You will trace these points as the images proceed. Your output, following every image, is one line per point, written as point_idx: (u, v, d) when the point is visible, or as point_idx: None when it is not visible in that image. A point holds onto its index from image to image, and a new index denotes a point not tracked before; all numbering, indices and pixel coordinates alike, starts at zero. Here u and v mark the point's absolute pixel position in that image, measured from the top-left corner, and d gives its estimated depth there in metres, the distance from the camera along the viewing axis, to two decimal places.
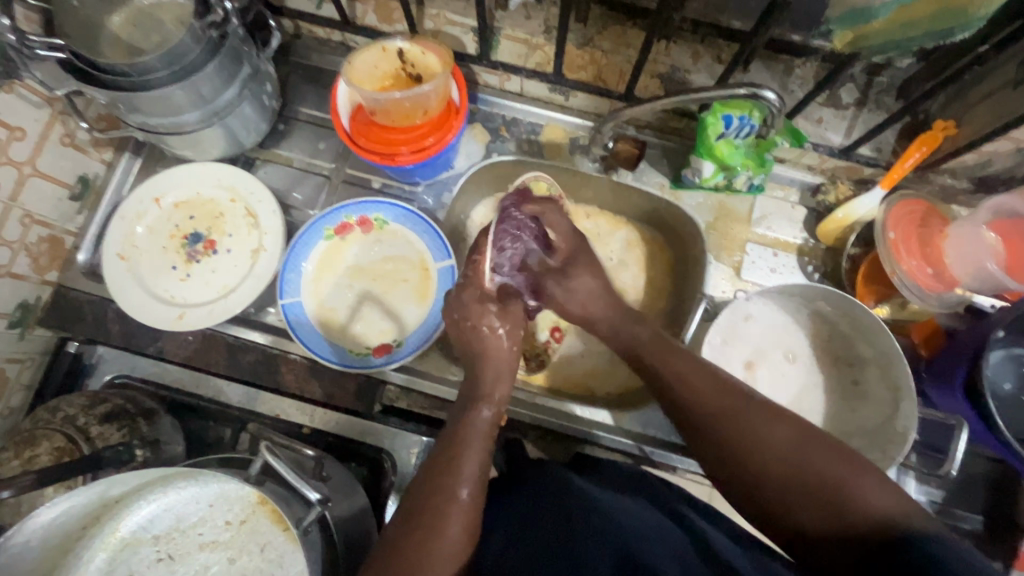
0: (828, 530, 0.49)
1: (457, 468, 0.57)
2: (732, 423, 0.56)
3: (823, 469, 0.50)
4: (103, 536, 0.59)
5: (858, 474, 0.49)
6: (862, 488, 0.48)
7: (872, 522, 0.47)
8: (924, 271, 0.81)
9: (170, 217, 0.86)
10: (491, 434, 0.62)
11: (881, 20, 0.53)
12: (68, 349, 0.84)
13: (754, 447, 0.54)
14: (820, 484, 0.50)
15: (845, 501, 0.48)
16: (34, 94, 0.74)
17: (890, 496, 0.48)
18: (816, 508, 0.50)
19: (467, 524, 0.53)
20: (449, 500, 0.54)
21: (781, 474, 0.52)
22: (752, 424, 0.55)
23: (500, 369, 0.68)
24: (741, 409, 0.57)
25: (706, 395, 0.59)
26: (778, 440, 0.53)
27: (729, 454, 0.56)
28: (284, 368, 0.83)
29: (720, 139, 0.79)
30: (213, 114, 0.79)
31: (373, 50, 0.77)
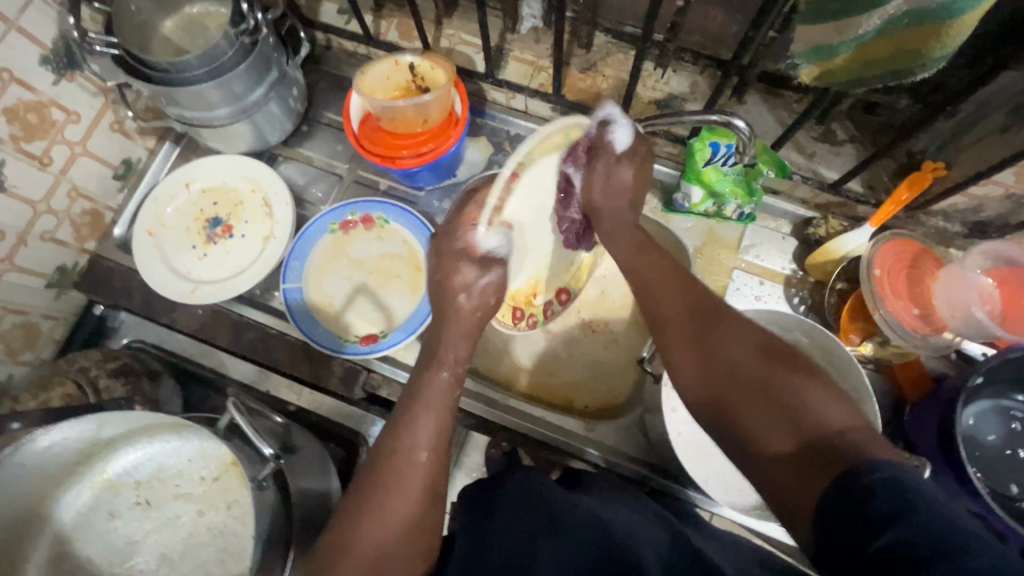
0: (781, 444, 0.48)
1: (414, 430, 0.58)
2: (709, 331, 0.59)
3: (787, 383, 0.51)
4: (91, 474, 0.65)
5: (821, 390, 0.50)
6: (821, 404, 0.49)
7: (823, 432, 0.47)
8: (909, 312, 0.79)
9: (196, 201, 0.95)
10: (450, 393, 0.63)
11: (842, 57, 0.54)
12: (95, 311, 0.94)
13: (720, 356, 0.56)
14: (783, 397, 0.50)
15: (802, 410, 0.49)
16: (91, 84, 0.84)
17: (845, 415, 0.48)
18: (767, 418, 0.50)
19: (428, 478, 0.57)
20: (407, 461, 0.57)
21: (746, 379, 0.53)
22: (725, 335, 0.58)
23: (459, 333, 0.68)
24: (720, 321, 0.59)
25: (687, 306, 0.62)
26: (747, 353, 0.55)
27: (697, 367, 0.57)
28: (279, 347, 0.89)
29: (707, 166, 0.82)
30: (241, 111, 0.88)
31: (386, 62, 0.84)
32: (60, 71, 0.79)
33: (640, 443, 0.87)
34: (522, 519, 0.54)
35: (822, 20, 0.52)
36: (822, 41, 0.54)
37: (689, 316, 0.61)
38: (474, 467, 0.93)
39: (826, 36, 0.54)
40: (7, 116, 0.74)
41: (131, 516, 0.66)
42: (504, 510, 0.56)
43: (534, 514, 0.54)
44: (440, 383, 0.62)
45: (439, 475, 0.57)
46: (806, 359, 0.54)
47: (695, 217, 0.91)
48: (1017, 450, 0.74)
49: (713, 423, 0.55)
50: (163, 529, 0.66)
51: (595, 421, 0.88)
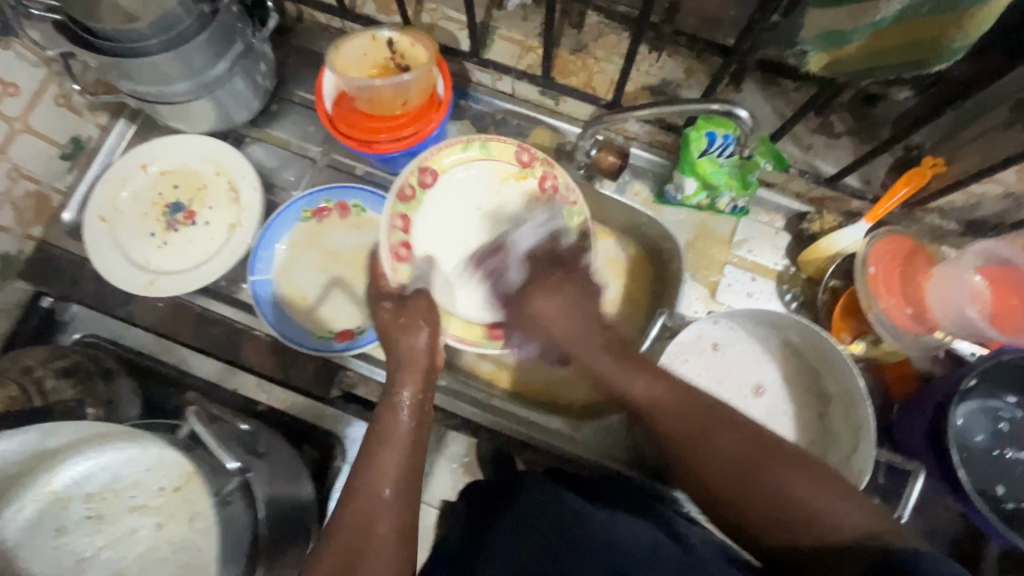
0: (805, 548, 0.52)
1: (376, 468, 0.57)
2: (703, 444, 0.58)
3: (792, 488, 0.53)
4: (34, 489, 0.59)
5: (824, 490, 0.52)
6: (833, 506, 0.51)
7: (847, 537, 0.50)
8: (902, 310, 0.77)
9: (154, 184, 0.88)
10: (414, 437, 0.62)
11: (855, 45, 0.51)
12: (41, 304, 0.85)
13: (723, 472, 0.56)
14: (789, 501, 0.53)
15: (817, 518, 0.51)
16: (31, 53, 0.76)
17: (855, 508, 0.51)
18: (792, 528, 0.52)
19: (400, 512, 0.55)
20: (373, 495, 0.56)
21: (751, 496, 0.55)
22: (717, 440, 0.57)
23: (405, 361, 0.68)
24: (714, 428, 0.58)
25: (675, 420, 0.60)
26: (741, 456, 0.56)
27: (702, 488, 0.58)
28: (247, 343, 0.84)
29: (702, 156, 0.78)
30: (202, 87, 0.81)
31: (362, 37, 0.78)
32: None
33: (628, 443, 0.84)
34: (530, 540, 0.51)
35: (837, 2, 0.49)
36: (831, 27, 0.51)
37: (675, 419, 0.60)
38: (457, 457, 0.87)
39: (836, 23, 0.50)
40: None
41: (81, 532, 0.60)
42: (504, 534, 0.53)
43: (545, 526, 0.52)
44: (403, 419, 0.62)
45: (406, 511, 0.56)
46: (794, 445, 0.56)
47: (686, 210, 0.88)
48: (1004, 450, 0.74)
49: (731, 531, 0.57)
50: (119, 543, 0.61)
51: (581, 420, 0.86)
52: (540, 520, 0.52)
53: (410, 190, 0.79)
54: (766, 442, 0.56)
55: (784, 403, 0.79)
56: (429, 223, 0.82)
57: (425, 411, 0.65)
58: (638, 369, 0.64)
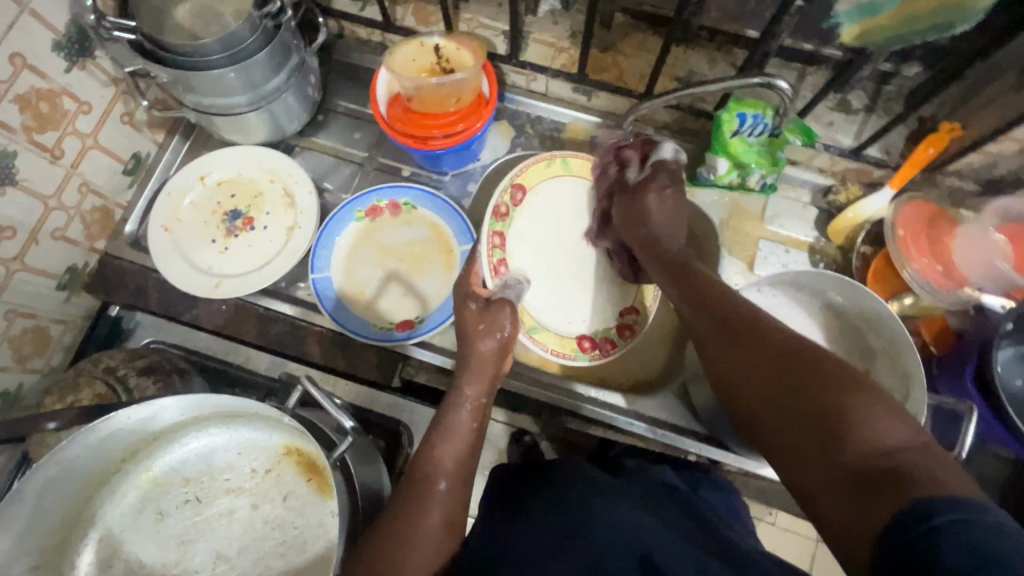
0: (817, 462, 0.44)
1: (438, 460, 0.63)
2: (744, 349, 0.55)
3: (829, 394, 0.46)
4: (137, 473, 0.63)
5: (870, 405, 0.44)
6: (873, 418, 0.43)
7: (874, 450, 0.42)
8: (934, 269, 0.82)
9: (212, 194, 0.92)
10: (473, 437, 0.67)
11: (886, 13, 0.57)
12: (110, 312, 0.91)
13: (744, 369, 0.54)
14: (815, 411, 0.46)
15: (844, 428, 0.44)
16: (102, 74, 0.81)
17: (901, 428, 0.42)
18: (810, 436, 0.46)
19: (444, 512, 0.58)
20: (428, 488, 0.60)
21: (777, 390, 0.50)
22: (751, 349, 0.55)
23: (477, 369, 0.72)
24: (761, 338, 0.55)
25: (718, 326, 0.59)
26: (773, 362, 0.52)
27: (728, 387, 0.56)
28: (311, 339, 0.87)
29: (733, 136, 0.84)
30: (260, 99, 0.86)
31: (412, 44, 0.84)
32: (72, 58, 0.76)
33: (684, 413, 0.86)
34: (559, 516, 0.54)
35: None
36: None
37: (720, 325, 0.59)
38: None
39: None
40: (20, 104, 0.70)
41: (181, 515, 0.63)
42: (540, 504, 0.58)
43: (564, 506, 0.55)
44: (463, 423, 0.66)
45: (459, 504, 0.61)
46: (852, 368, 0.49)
47: (718, 191, 0.94)
48: None
49: (753, 439, 0.53)
50: (217, 525, 0.63)
51: (636, 394, 0.87)
52: (568, 505, 0.55)
53: (503, 208, 0.90)
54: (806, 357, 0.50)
55: None
56: (518, 243, 0.91)
57: (481, 420, 0.69)
58: (691, 287, 0.66)
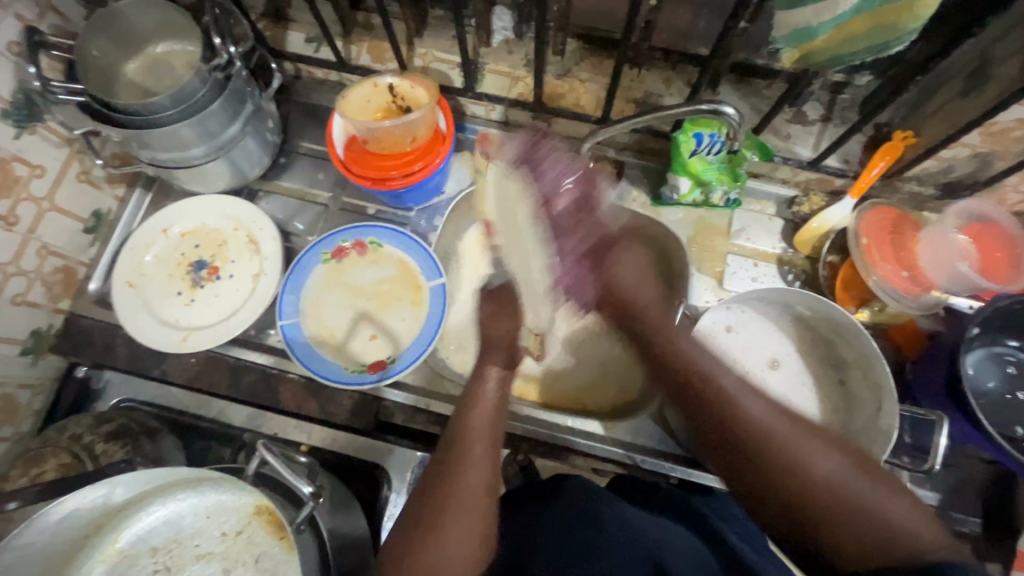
0: (823, 499, 0.61)
1: (468, 429, 0.68)
2: (772, 457, 0.65)
3: (857, 492, 0.61)
4: (103, 548, 0.62)
5: (882, 492, 0.60)
6: (892, 508, 0.59)
7: (896, 537, 0.56)
8: (900, 274, 0.83)
9: (176, 246, 0.91)
10: (497, 409, 0.72)
11: (821, 37, 0.58)
12: (77, 373, 0.88)
13: (796, 479, 0.63)
14: (852, 502, 0.60)
15: (887, 520, 0.58)
16: (55, 135, 0.80)
17: (901, 508, 0.59)
18: (852, 518, 0.59)
19: (485, 481, 0.64)
20: (464, 460, 0.65)
21: (828, 498, 0.61)
22: (818, 446, 0.65)
23: (493, 345, 0.79)
24: (819, 438, 0.65)
25: (777, 417, 0.67)
26: (829, 462, 0.63)
27: (749, 438, 0.67)
28: (283, 386, 0.86)
29: (692, 156, 0.84)
30: (218, 149, 0.85)
31: (365, 85, 0.83)
32: (21, 124, 0.75)
33: (662, 436, 0.86)
34: (574, 529, 0.61)
35: (801, 2, 0.55)
36: (801, 24, 0.57)
37: (751, 440, 0.66)
38: None
39: (806, 19, 0.57)
40: None
41: None
42: (562, 501, 0.66)
43: (571, 516, 0.63)
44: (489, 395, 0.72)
45: (491, 471, 0.65)
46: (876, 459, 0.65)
47: (683, 208, 0.94)
48: (1016, 393, 0.78)
49: (764, 520, 0.65)
50: None
51: (613, 420, 0.86)
52: (572, 515, 0.63)
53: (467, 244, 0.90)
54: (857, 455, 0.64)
55: (801, 372, 0.83)
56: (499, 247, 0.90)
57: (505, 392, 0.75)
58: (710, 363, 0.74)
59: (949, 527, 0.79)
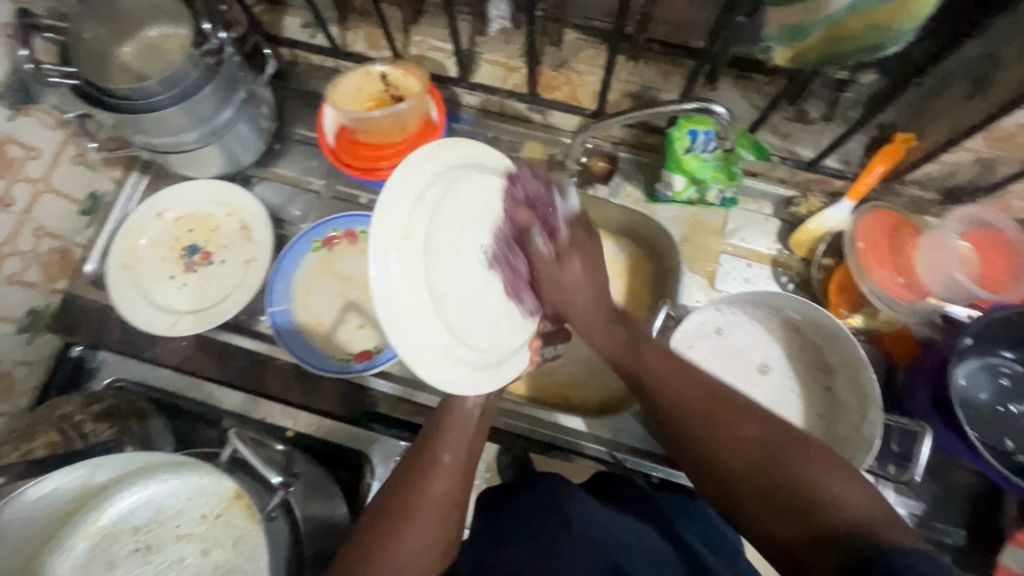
0: (747, 477, 0.53)
1: (440, 437, 0.64)
2: (699, 430, 0.58)
3: (787, 460, 0.52)
4: (84, 525, 0.62)
5: (823, 467, 0.51)
6: (834, 486, 0.50)
7: (837, 522, 0.47)
8: (895, 281, 0.81)
9: (171, 230, 0.92)
10: (479, 421, 0.67)
11: (813, 37, 0.56)
12: (72, 352, 0.90)
13: (720, 443, 0.56)
14: (789, 478, 0.51)
15: (809, 490, 0.50)
16: (50, 117, 0.81)
17: (851, 490, 0.49)
18: (777, 495, 0.51)
19: (448, 486, 0.60)
20: (432, 461, 0.62)
21: (762, 479, 0.52)
22: (738, 415, 0.57)
23: None
24: (720, 404, 0.58)
25: (691, 385, 0.61)
26: (755, 427, 0.56)
27: (673, 402, 0.61)
28: (270, 372, 0.87)
29: (687, 153, 0.82)
30: (210, 134, 0.85)
31: (357, 74, 0.83)
32: (15, 106, 0.76)
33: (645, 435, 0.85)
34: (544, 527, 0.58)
35: (791, 2, 0.54)
36: (792, 23, 0.56)
37: (679, 415, 0.60)
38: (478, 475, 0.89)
39: (798, 18, 0.55)
40: None
41: (131, 563, 0.64)
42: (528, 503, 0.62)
43: (537, 518, 0.59)
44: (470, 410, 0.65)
45: (459, 480, 0.62)
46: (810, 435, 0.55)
47: (678, 206, 0.92)
48: (1008, 406, 0.77)
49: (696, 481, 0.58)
50: (167, 573, 0.64)
51: (596, 417, 0.86)
52: (537, 516, 0.60)
53: None
54: (785, 429, 0.55)
55: (788, 376, 0.82)
56: None
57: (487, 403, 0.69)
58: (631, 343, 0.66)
59: (932, 538, 0.78)
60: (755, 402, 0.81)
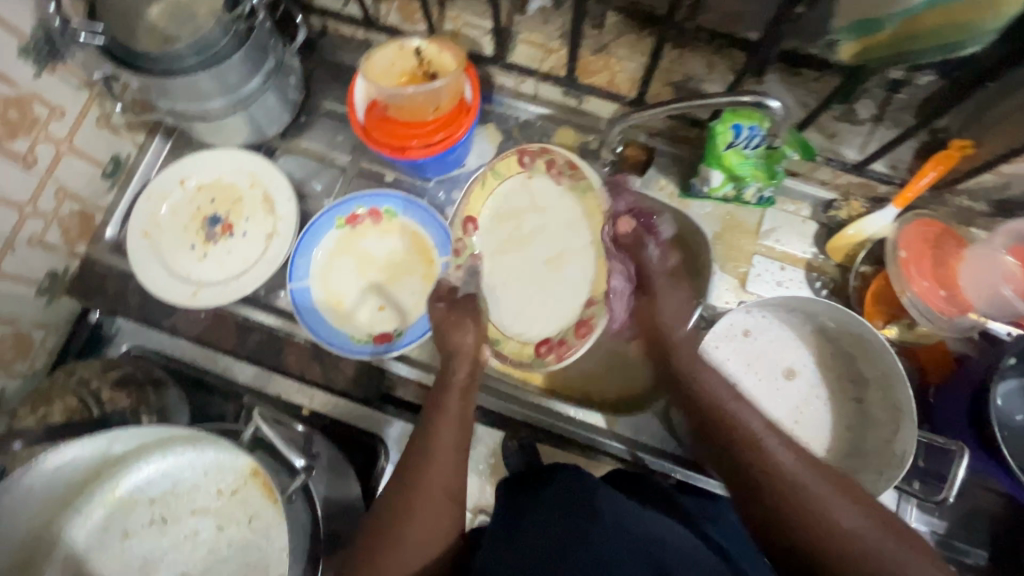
0: (837, 563, 0.55)
1: (441, 394, 0.70)
2: (790, 510, 0.59)
3: (879, 552, 0.54)
4: (102, 493, 0.63)
5: (915, 565, 0.53)
6: None
7: None
8: (935, 293, 0.77)
9: (192, 199, 0.91)
10: (469, 377, 0.72)
11: (888, 31, 0.53)
12: (89, 317, 0.90)
13: (814, 523, 0.57)
14: (882, 570, 0.53)
15: None
16: (75, 76, 0.79)
17: None
18: None
19: (455, 435, 0.67)
20: (438, 415, 0.68)
21: (848, 566, 0.54)
22: (836, 498, 0.58)
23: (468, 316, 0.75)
24: (817, 479, 0.60)
25: (816, 468, 0.61)
26: (851, 514, 0.57)
27: (773, 503, 0.60)
28: (288, 349, 0.86)
29: (728, 148, 0.79)
30: (237, 103, 0.83)
31: (390, 47, 0.80)
32: (41, 62, 0.74)
33: (663, 435, 0.84)
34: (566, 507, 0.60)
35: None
36: (865, 17, 0.53)
37: (768, 488, 0.61)
38: (481, 461, 0.88)
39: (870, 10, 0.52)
40: None
41: (146, 534, 0.64)
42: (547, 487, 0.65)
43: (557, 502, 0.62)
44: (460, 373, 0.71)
45: (461, 428, 0.68)
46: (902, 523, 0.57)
47: (713, 202, 0.89)
48: None
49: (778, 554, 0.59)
50: (182, 546, 0.64)
51: (616, 414, 0.85)
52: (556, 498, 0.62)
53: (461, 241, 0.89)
54: (881, 515, 0.57)
55: (817, 385, 0.79)
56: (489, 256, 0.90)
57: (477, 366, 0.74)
58: (701, 405, 0.70)
59: (953, 557, 0.77)
60: (781, 410, 0.79)
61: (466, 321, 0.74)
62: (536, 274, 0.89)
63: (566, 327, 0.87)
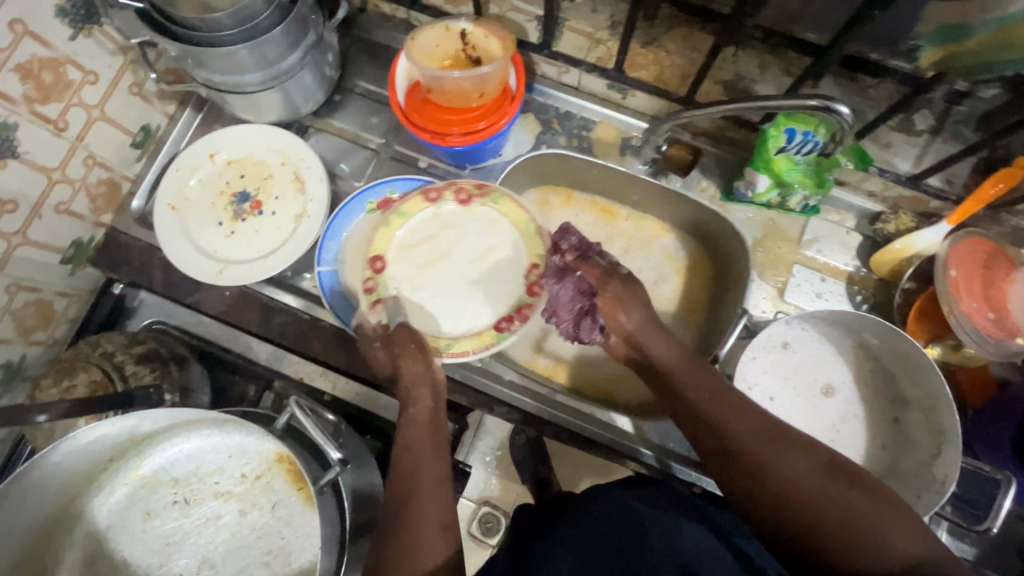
0: (803, 514, 0.52)
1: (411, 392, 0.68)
2: (755, 467, 0.55)
3: (841, 497, 0.52)
4: (126, 471, 0.63)
5: (883, 509, 0.50)
6: (892, 528, 0.49)
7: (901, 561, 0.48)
8: (984, 314, 0.74)
9: (221, 173, 0.89)
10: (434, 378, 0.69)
11: (975, 38, 0.59)
12: (113, 290, 0.88)
13: (778, 472, 0.54)
14: (849, 516, 0.50)
15: (870, 533, 0.49)
16: (111, 41, 0.77)
17: (911, 535, 0.49)
18: (841, 534, 0.50)
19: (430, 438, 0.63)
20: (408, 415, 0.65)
21: (815, 516, 0.51)
22: (795, 447, 0.56)
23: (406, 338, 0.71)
24: (772, 434, 0.57)
25: (757, 418, 0.59)
26: (808, 464, 0.54)
27: (736, 455, 0.57)
28: (312, 333, 0.84)
29: (779, 153, 0.76)
30: (274, 78, 0.80)
31: (435, 28, 0.77)
32: (77, 25, 0.72)
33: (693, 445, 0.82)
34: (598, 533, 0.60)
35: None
36: (955, 23, 0.60)
37: (725, 445, 0.58)
38: None
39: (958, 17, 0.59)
40: (21, 74, 0.67)
41: (168, 514, 0.63)
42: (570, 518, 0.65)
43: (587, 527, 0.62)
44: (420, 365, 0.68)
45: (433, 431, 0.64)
46: (861, 468, 0.55)
47: (754, 207, 0.87)
48: None
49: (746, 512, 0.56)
50: (203, 529, 0.63)
51: (643, 418, 0.83)
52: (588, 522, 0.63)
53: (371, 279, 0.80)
54: (832, 459, 0.55)
55: (851, 401, 0.78)
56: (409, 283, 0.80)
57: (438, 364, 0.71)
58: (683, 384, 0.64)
59: None
60: (815, 425, 0.77)
61: (412, 351, 0.70)
62: (478, 278, 0.80)
63: (511, 306, 0.79)
